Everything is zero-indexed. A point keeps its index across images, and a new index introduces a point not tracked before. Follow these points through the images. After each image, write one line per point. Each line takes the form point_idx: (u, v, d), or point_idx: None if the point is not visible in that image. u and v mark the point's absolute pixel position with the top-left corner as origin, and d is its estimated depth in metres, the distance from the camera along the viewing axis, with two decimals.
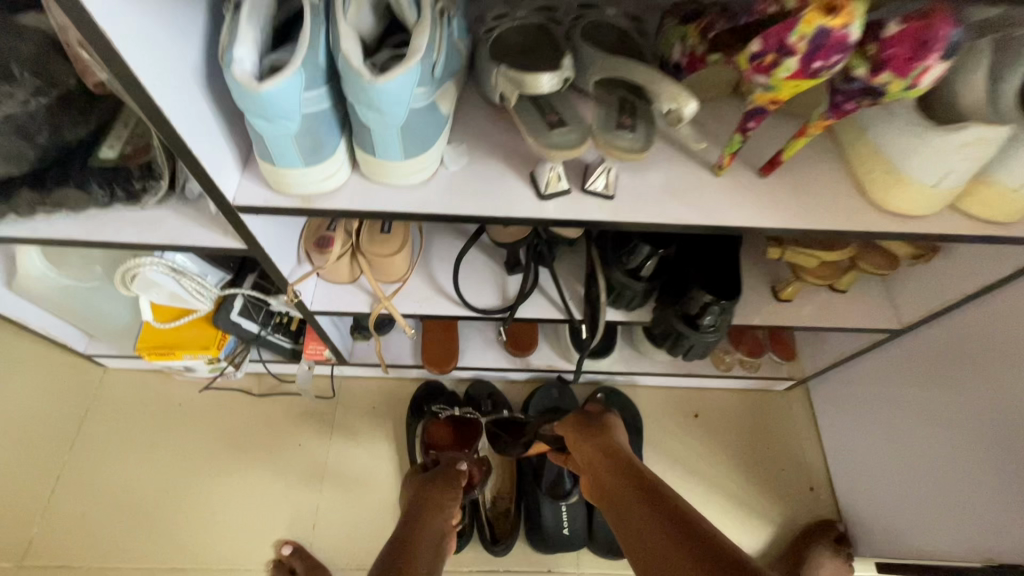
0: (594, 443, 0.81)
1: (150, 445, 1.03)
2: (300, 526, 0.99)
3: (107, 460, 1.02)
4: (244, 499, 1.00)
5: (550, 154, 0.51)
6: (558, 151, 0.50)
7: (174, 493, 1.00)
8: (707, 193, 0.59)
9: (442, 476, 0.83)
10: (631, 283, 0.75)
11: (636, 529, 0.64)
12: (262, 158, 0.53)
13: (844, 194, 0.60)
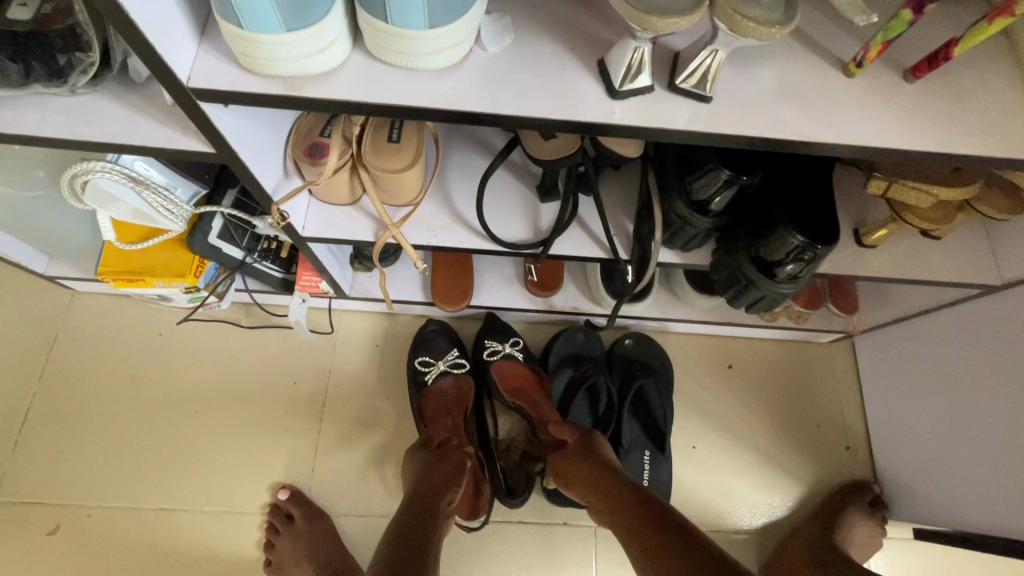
0: (587, 482, 0.69)
1: (128, 379, 0.93)
2: (295, 470, 0.91)
3: (81, 393, 0.92)
4: (234, 439, 0.91)
5: (648, 24, 0.35)
6: (661, 19, 0.34)
7: (158, 430, 0.91)
8: (835, 99, 0.44)
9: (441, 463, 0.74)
10: (697, 219, 0.61)
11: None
12: (223, 16, 0.37)
13: (1016, 109, 0.45)
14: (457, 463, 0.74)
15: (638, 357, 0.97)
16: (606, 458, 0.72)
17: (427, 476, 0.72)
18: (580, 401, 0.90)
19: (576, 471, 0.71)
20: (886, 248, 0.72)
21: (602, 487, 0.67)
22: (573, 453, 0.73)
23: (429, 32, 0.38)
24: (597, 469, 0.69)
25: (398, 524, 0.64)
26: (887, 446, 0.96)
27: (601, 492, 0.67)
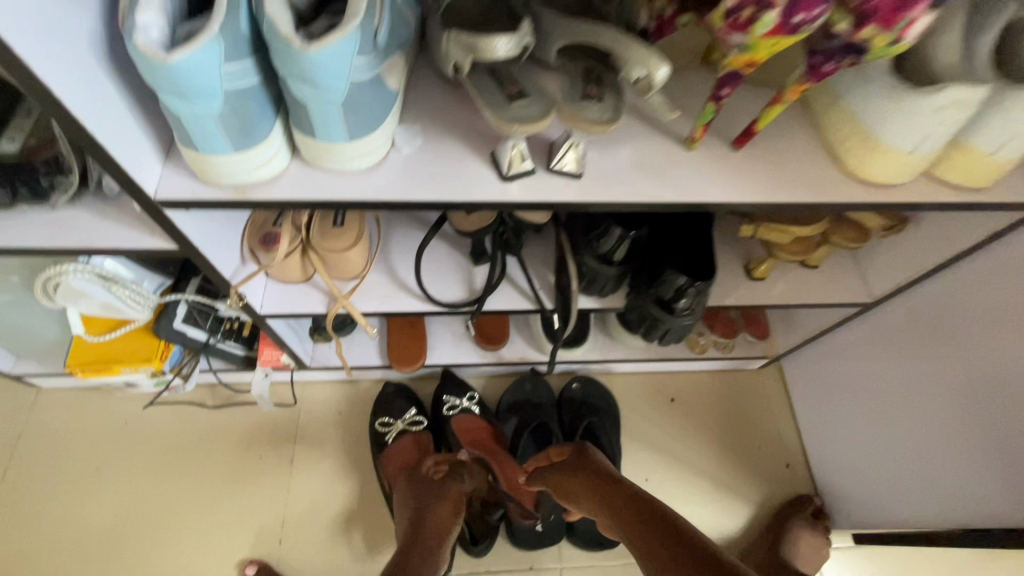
0: (590, 497, 0.73)
1: (92, 470, 0.95)
2: (263, 544, 0.92)
3: (45, 489, 0.93)
4: (200, 520, 0.93)
5: (512, 129, 0.46)
6: (520, 126, 0.46)
7: (123, 519, 0.92)
8: (680, 168, 0.56)
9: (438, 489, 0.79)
10: (604, 268, 0.71)
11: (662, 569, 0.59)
12: (183, 144, 0.46)
13: (817, 166, 0.58)
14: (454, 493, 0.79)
15: (586, 398, 1.04)
16: (605, 469, 0.76)
17: (427, 509, 0.76)
18: (528, 442, 0.97)
19: (579, 488, 0.75)
20: (774, 278, 0.83)
21: (605, 500, 0.71)
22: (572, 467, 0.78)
23: (350, 144, 0.49)
24: (595, 478, 0.74)
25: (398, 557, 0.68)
26: (820, 459, 1.04)
27: (599, 497, 0.72)
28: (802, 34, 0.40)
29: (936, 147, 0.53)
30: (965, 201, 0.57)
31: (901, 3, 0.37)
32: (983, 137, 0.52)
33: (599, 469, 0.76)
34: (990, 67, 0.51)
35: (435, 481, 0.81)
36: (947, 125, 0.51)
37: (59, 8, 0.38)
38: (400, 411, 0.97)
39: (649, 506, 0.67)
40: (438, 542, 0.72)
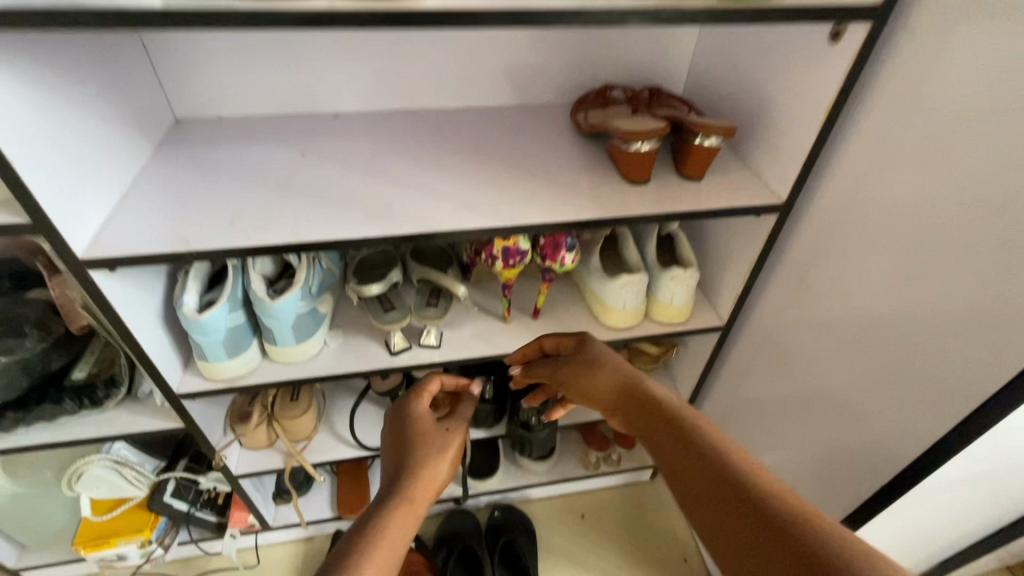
0: (608, 392, 0.74)
1: None
2: None
3: None
4: None
5: (385, 327, 0.84)
6: (387, 325, 0.84)
7: None
8: (501, 334, 0.93)
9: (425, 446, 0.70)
10: (483, 405, 1.03)
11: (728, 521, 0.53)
12: (199, 359, 0.81)
13: (585, 322, 0.97)
14: (451, 440, 0.71)
15: (506, 522, 1.26)
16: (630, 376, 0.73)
17: (422, 454, 0.69)
18: (456, 567, 1.15)
19: (589, 385, 0.76)
20: None
21: (625, 396, 0.71)
22: (589, 364, 0.76)
23: (299, 345, 0.84)
24: (619, 381, 0.73)
25: (391, 472, 0.67)
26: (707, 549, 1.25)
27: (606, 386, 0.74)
28: (521, 265, 0.83)
29: (638, 302, 0.92)
30: (675, 330, 0.96)
31: (554, 251, 0.80)
32: (661, 294, 0.93)
33: (615, 369, 0.74)
34: (654, 262, 0.94)
35: (436, 432, 0.72)
36: (636, 292, 0.91)
37: (146, 300, 0.76)
38: None
39: (664, 411, 0.66)
40: (434, 481, 0.66)
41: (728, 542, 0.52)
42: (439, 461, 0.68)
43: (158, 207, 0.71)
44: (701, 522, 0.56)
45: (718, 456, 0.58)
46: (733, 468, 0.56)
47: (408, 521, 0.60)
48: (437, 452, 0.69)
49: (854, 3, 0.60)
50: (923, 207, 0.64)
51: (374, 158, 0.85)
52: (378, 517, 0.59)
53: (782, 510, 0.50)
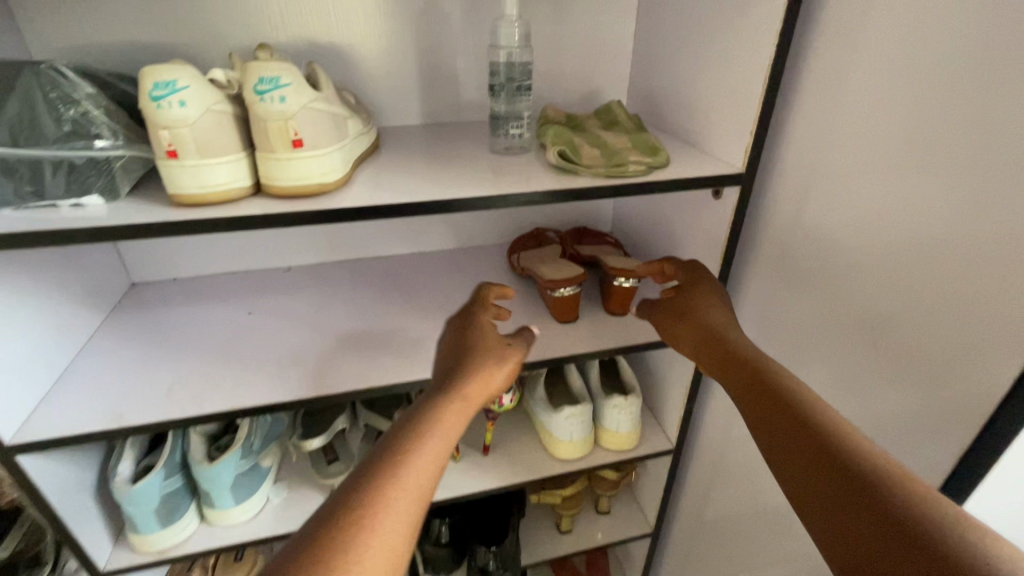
0: (700, 323, 0.70)
1: None
2: None
3: None
4: None
5: (327, 481, 0.84)
6: (328, 479, 0.83)
7: None
8: (450, 474, 0.92)
9: (482, 360, 0.61)
10: (438, 550, 0.99)
11: (821, 457, 0.50)
12: (130, 531, 0.78)
13: (535, 454, 0.97)
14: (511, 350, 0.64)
15: None
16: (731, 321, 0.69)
17: (475, 350, 0.62)
18: None
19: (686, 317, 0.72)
20: (578, 528, 1.12)
21: (713, 337, 0.67)
22: (688, 294, 0.74)
23: (238, 506, 0.82)
24: (713, 325, 0.69)
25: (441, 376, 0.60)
26: None
27: (701, 320, 0.70)
28: None
29: (585, 432, 0.93)
30: (626, 457, 0.95)
31: None
32: (606, 422, 0.94)
33: (716, 310, 0.71)
34: (599, 391, 0.97)
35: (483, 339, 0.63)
36: (581, 423, 0.92)
37: (77, 475, 0.74)
38: None
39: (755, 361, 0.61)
40: (483, 392, 0.58)
41: (807, 481, 0.50)
42: (488, 374, 0.60)
43: (98, 381, 0.73)
44: (791, 470, 0.52)
45: (805, 406, 0.54)
46: (823, 417, 0.52)
47: (445, 433, 0.53)
48: (493, 358, 0.61)
49: (722, 172, 0.70)
50: (822, 338, 0.69)
51: (320, 311, 0.90)
52: (422, 421, 0.52)
53: (865, 461, 0.47)
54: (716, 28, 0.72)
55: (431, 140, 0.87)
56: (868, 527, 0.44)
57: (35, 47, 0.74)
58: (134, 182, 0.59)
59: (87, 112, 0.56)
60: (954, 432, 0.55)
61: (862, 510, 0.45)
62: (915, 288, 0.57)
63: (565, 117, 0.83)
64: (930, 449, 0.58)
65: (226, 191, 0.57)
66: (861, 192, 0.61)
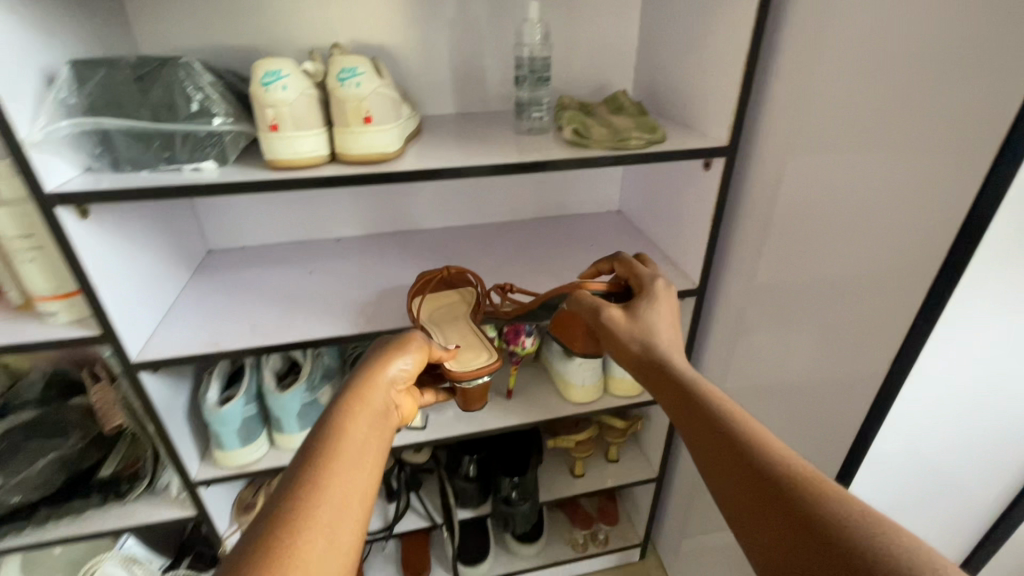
0: (668, 321, 0.75)
1: None
2: None
3: None
4: None
5: None
6: None
7: None
8: (477, 414, 1.07)
9: (375, 383, 0.64)
10: (467, 483, 1.14)
11: (752, 466, 0.52)
12: (217, 448, 0.94)
13: (552, 399, 1.11)
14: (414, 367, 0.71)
15: None
16: (665, 324, 0.75)
17: (374, 374, 0.65)
18: None
19: (642, 325, 0.74)
20: (590, 473, 1.26)
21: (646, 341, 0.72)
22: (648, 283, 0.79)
23: (301, 431, 0.98)
24: (654, 328, 0.73)
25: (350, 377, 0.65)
26: None
27: (646, 322, 0.74)
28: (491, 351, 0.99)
29: (596, 378, 1.07)
30: (631, 401, 1.10)
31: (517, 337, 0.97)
32: (615, 370, 1.08)
33: (659, 300, 0.77)
34: None
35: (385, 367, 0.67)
36: (592, 370, 1.06)
37: (175, 396, 0.90)
38: None
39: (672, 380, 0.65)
40: (386, 392, 0.65)
41: (726, 487, 0.53)
42: (381, 383, 0.65)
43: (194, 318, 0.89)
44: (717, 477, 0.54)
45: (726, 425, 0.56)
46: (742, 440, 0.54)
47: (369, 432, 0.58)
48: (397, 361, 0.69)
49: (710, 145, 0.84)
50: (798, 282, 0.83)
51: (367, 270, 1.06)
52: (342, 422, 0.57)
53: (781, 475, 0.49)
54: (705, 25, 0.86)
55: (464, 125, 1.02)
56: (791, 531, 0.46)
57: (143, 47, 0.91)
58: (239, 151, 0.75)
59: (209, 96, 0.71)
60: (887, 339, 0.68)
61: (785, 532, 0.46)
62: (863, 227, 0.70)
63: (578, 104, 0.97)
64: (871, 357, 0.71)
65: (312, 158, 0.72)
66: (823, 155, 0.75)
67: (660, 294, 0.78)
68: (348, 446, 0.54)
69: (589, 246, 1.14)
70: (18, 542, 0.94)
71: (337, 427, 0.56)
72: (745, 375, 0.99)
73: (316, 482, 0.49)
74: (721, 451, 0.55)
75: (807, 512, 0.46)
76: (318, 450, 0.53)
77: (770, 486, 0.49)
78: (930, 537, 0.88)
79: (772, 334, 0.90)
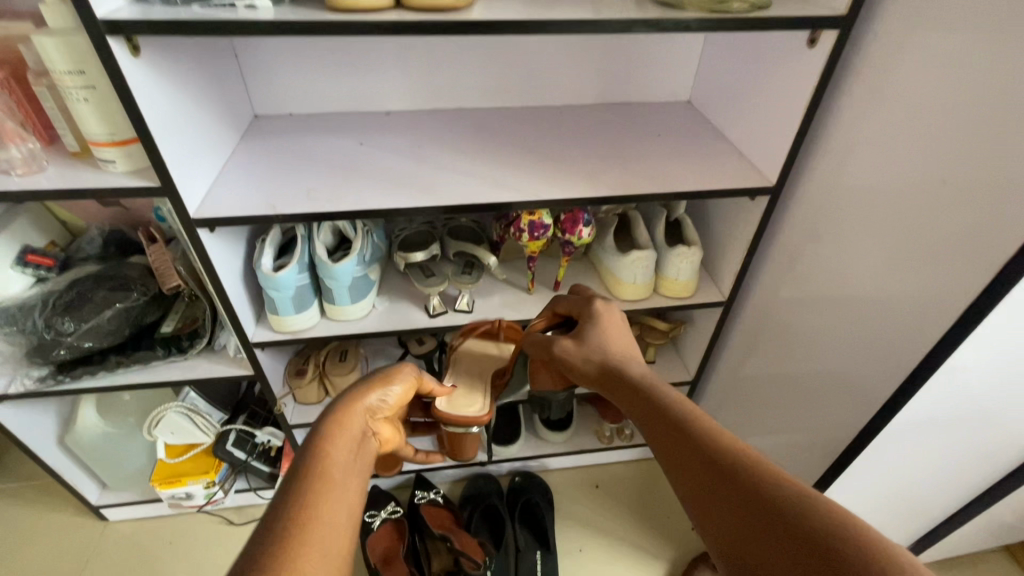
0: (623, 345, 0.76)
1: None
2: None
3: None
4: None
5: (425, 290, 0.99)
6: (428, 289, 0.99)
7: None
8: (524, 302, 1.06)
9: (353, 409, 0.63)
10: None
11: (743, 490, 0.52)
12: (271, 313, 0.96)
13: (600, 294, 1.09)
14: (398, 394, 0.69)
15: (527, 485, 1.37)
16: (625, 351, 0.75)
17: (354, 401, 0.64)
18: (478, 519, 1.27)
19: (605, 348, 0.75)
20: None
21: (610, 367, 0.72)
22: (602, 308, 0.81)
23: (352, 304, 0.99)
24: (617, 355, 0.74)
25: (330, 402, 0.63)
26: None
27: (601, 349, 0.75)
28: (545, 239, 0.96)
29: (648, 277, 1.04)
30: (681, 303, 1.07)
31: (573, 225, 0.93)
32: (668, 270, 1.05)
33: (608, 327, 0.78)
34: (662, 242, 1.07)
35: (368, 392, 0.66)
36: (645, 267, 1.03)
37: (231, 257, 0.91)
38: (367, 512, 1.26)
39: (642, 397, 0.66)
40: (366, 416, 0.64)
41: (714, 512, 0.53)
42: (362, 406, 0.64)
43: (247, 181, 0.87)
44: (698, 505, 0.55)
45: (710, 445, 0.56)
46: (730, 462, 0.54)
47: (357, 457, 0.58)
48: (380, 388, 0.67)
49: (823, 13, 0.73)
50: (891, 182, 0.75)
51: (420, 145, 1.00)
52: (328, 447, 0.56)
53: (780, 498, 0.50)
54: None
55: None
56: (795, 557, 0.46)
57: None
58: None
59: None
60: (996, 244, 0.62)
61: (790, 556, 0.46)
62: (995, 115, 0.61)
63: None
64: (969, 265, 0.65)
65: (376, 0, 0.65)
66: (961, 28, 0.64)
67: (604, 313, 0.80)
68: (335, 467, 0.54)
69: (656, 135, 1.05)
70: (93, 384, 1.01)
71: (318, 459, 0.54)
72: (801, 282, 0.95)
73: (312, 506, 0.49)
74: (706, 474, 0.55)
75: (820, 546, 0.45)
76: (308, 475, 0.52)
77: (768, 509, 0.50)
78: (972, 448, 0.88)
79: (844, 241, 0.85)
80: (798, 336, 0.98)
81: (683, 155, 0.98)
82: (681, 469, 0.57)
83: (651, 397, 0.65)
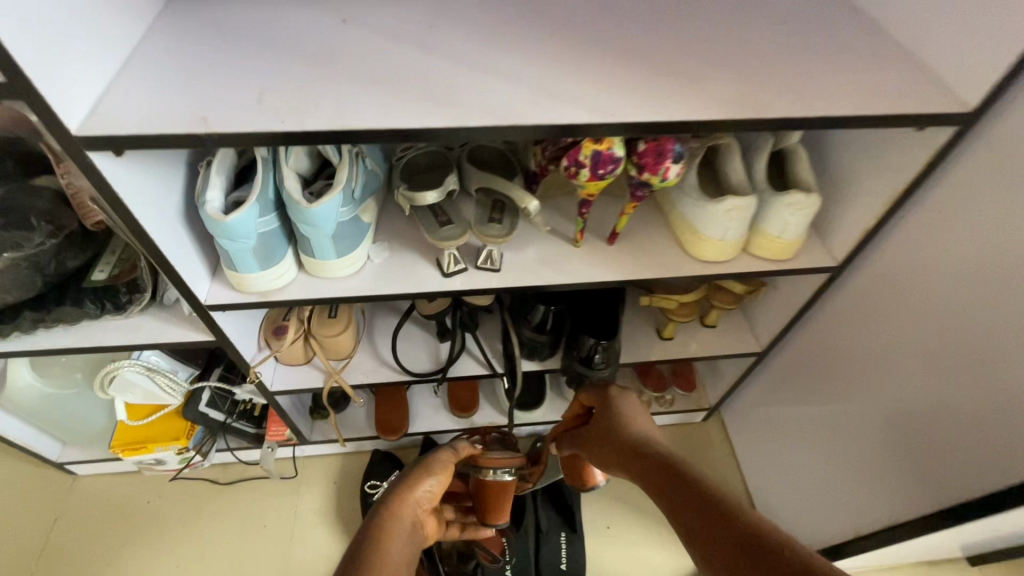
0: (644, 423, 0.77)
1: (105, 540, 1.10)
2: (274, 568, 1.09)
3: (79, 554, 1.09)
4: (210, 565, 1.08)
5: (439, 244, 0.72)
6: (444, 242, 0.71)
7: (126, 567, 1.07)
8: (569, 259, 0.80)
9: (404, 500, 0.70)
10: (538, 335, 0.94)
11: (736, 529, 0.50)
12: (228, 268, 0.71)
13: (670, 250, 0.82)
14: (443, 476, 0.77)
15: None
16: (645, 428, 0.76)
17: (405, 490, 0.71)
18: None
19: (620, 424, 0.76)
20: (682, 336, 1.05)
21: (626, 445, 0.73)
22: (620, 392, 0.83)
23: (338, 259, 0.73)
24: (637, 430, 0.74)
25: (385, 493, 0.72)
26: (761, 499, 1.19)
27: (620, 425, 0.76)
28: (611, 178, 0.66)
29: (739, 234, 0.77)
30: (777, 268, 0.81)
31: (657, 160, 0.63)
32: (768, 225, 0.77)
33: (629, 409, 0.79)
34: (763, 183, 0.78)
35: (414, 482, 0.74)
36: (738, 220, 0.75)
37: (160, 191, 0.63)
38: (367, 484, 1.13)
39: (651, 461, 0.67)
40: (417, 505, 0.72)
41: (712, 548, 0.51)
42: (415, 498, 0.72)
43: (166, 74, 0.56)
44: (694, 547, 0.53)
45: (712, 491, 0.56)
46: (726, 503, 0.54)
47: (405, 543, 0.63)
48: (429, 478, 0.76)
49: None
50: None
51: (430, 23, 0.66)
52: (382, 530, 0.63)
53: (771, 536, 0.48)
54: None
55: None
56: None
57: None
58: None
59: None
60: None
61: None
62: None
63: None
64: None
65: None
66: None
67: (625, 399, 0.81)
68: (388, 549, 0.60)
69: (783, 20, 0.71)
70: (8, 347, 0.78)
71: (376, 539, 0.61)
72: (960, 254, 0.67)
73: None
74: (702, 514, 0.54)
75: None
76: (360, 551, 0.58)
77: (763, 548, 0.48)
78: None
79: None
80: (936, 323, 0.72)
81: (827, 55, 0.66)
82: (682, 514, 0.56)
83: (663, 464, 0.65)
